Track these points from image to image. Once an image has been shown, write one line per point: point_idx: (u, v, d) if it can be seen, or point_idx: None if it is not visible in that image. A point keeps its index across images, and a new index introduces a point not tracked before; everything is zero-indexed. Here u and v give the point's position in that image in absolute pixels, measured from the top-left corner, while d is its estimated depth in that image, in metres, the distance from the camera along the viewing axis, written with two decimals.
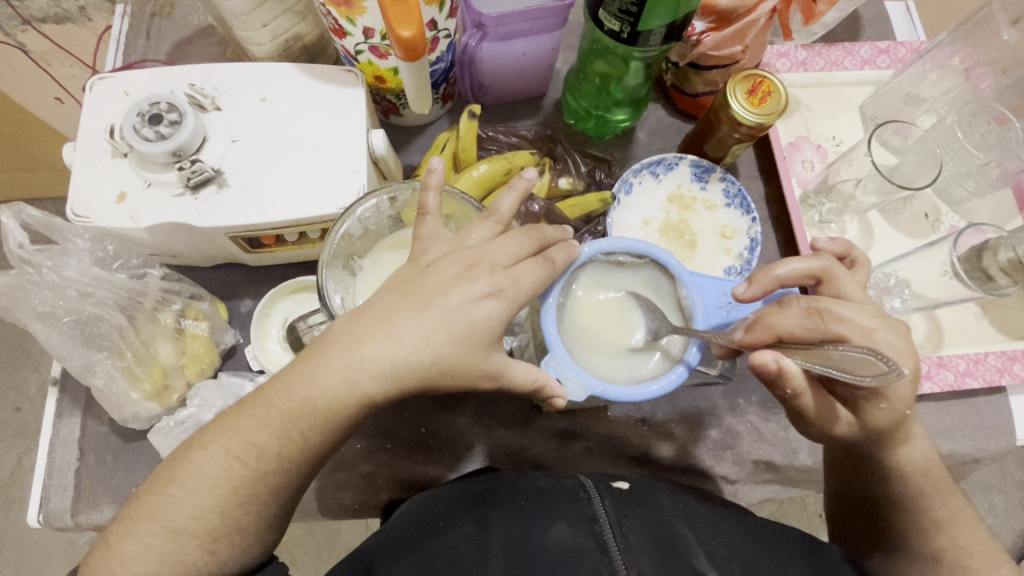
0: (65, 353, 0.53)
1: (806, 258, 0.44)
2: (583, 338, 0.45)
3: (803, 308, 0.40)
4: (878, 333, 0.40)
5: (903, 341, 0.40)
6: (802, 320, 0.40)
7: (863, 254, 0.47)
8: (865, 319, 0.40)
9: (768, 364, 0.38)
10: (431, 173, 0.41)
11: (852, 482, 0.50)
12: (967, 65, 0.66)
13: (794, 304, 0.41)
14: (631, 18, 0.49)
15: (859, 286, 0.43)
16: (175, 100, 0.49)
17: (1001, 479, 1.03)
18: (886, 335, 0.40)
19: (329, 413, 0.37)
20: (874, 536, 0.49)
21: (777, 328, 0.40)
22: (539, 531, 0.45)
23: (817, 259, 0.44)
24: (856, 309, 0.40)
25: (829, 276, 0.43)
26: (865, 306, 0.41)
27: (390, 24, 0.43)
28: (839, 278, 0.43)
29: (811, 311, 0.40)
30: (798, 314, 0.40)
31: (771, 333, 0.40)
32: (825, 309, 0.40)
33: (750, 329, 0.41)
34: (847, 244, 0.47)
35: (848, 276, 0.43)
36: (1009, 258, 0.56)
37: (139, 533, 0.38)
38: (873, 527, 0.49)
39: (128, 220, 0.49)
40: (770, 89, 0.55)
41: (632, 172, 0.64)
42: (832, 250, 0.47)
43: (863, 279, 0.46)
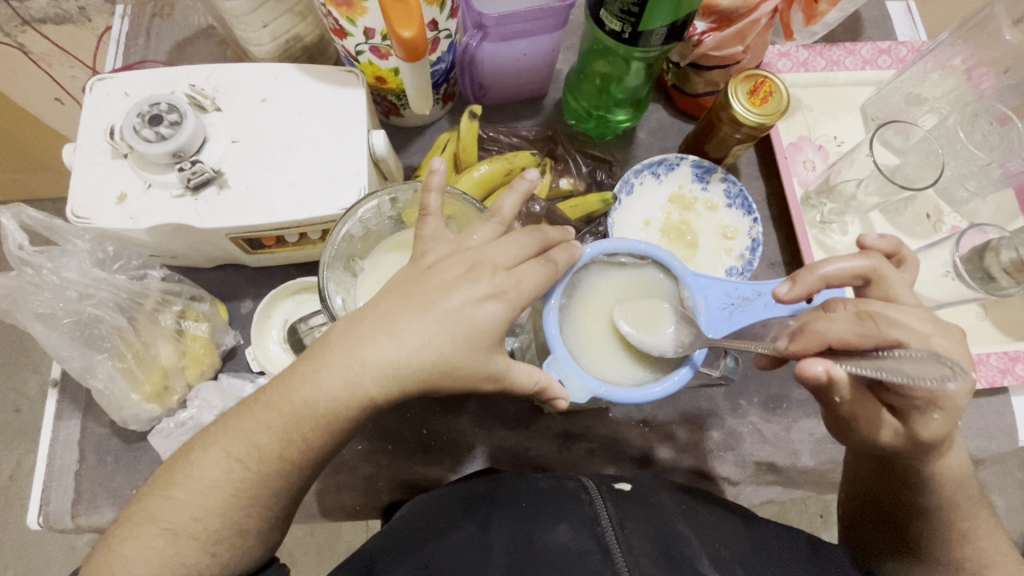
0: (65, 355, 0.53)
1: (855, 258, 0.43)
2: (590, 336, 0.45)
3: (855, 313, 0.39)
4: (934, 338, 0.39)
5: (955, 345, 0.40)
6: (854, 326, 0.39)
7: (912, 255, 0.46)
8: (920, 323, 0.39)
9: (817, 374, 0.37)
10: (432, 175, 0.41)
11: (866, 485, 0.50)
12: (968, 65, 0.66)
13: (843, 308, 0.40)
14: (632, 18, 0.49)
15: (909, 286, 0.42)
16: (175, 100, 0.49)
17: (1003, 479, 1.03)
18: (941, 340, 0.39)
19: (331, 415, 0.37)
20: (886, 541, 0.49)
21: (826, 334, 0.39)
22: (541, 533, 0.45)
23: (867, 258, 0.42)
24: (909, 313, 0.40)
25: (879, 277, 0.42)
26: (917, 309, 0.40)
27: (390, 25, 0.43)
28: (890, 278, 0.42)
29: (862, 315, 0.39)
30: (849, 320, 0.39)
31: (821, 340, 0.39)
32: (878, 313, 0.39)
33: (797, 337, 0.40)
34: (896, 243, 0.46)
35: (898, 276, 0.42)
36: (1010, 258, 0.57)
37: (139, 536, 0.37)
38: (884, 532, 0.49)
39: (128, 221, 0.49)
40: (772, 89, 0.55)
41: (633, 173, 0.64)
42: (880, 248, 0.46)
43: (910, 278, 0.45)
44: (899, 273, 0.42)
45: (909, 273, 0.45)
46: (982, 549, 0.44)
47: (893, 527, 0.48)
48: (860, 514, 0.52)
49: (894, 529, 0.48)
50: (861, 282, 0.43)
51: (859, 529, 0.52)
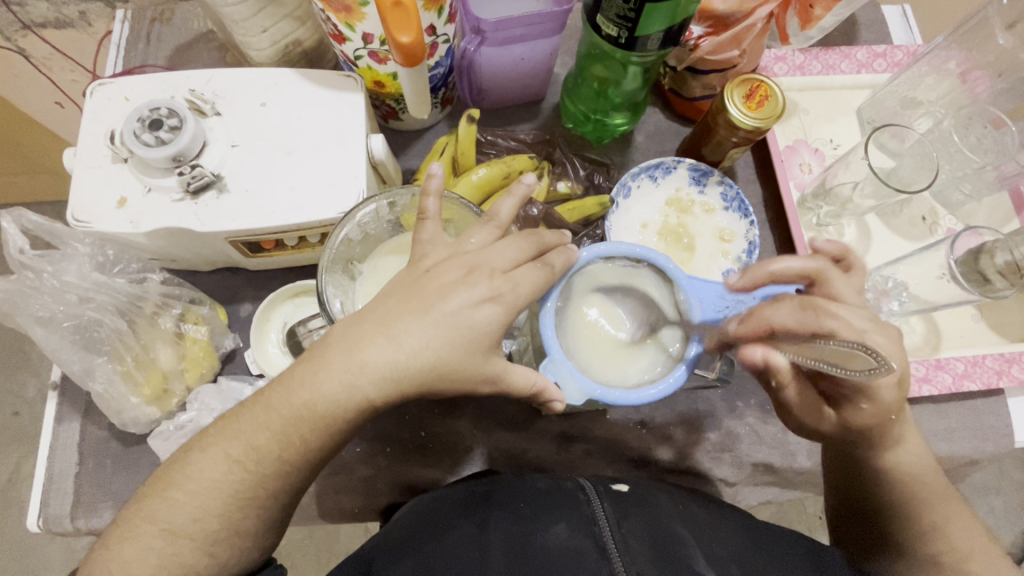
0: (65, 358, 0.54)
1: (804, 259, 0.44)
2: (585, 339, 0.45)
3: (799, 304, 0.42)
4: (867, 336, 0.40)
5: (891, 344, 0.41)
6: (796, 315, 0.41)
7: (860, 259, 0.46)
8: (856, 319, 0.41)
9: (756, 359, 0.43)
10: (431, 179, 0.41)
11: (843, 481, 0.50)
12: (963, 68, 0.67)
13: (788, 299, 0.42)
14: (628, 23, 0.50)
15: (852, 288, 0.43)
16: (175, 105, 0.49)
17: (1000, 480, 1.04)
18: (875, 337, 0.40)
19: (330, 416, 0.37)
20: (871, 540, 0.49)
21: (769, 320, 0.42)
22: (539, 533, 0.45)
23: (812, 260, 0.43)
24: (851, 311, 0.41)
25: (823, 279, 0.43)
26: (859, 309, 0.42)
27: (388, 31, 0.43)
28: (834, 280, 0.43)
29: (805, 305, 0.41)
30: (793, 309, 0.42)
31: (765, 324, 0.42)
32: (820, 307, 0.41)
33: (744, 321, 0.43)
34: (844, 247, 0.46)
35: (843, 280, 0.43)
36: (1006, 261, 0.57)
37: (138, 537, 0.38)
38: (869, 529, 0.49)
39: (128, 225, 0.49)
40: (768, 93, 0.55)
41: (631, 176, 0.64)
42: (830, 251, 0.46)
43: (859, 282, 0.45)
44: (841, 275, 0.43)
45: (858, 278, 0.45)
46: (980, 551, 0.45)
47: (876, 524, 0.48)
48: (843, 514, 0.51)
49: (878, 527, 0.48)
50: (807, 281, 0.44)
51: (845, 529, 0.51)
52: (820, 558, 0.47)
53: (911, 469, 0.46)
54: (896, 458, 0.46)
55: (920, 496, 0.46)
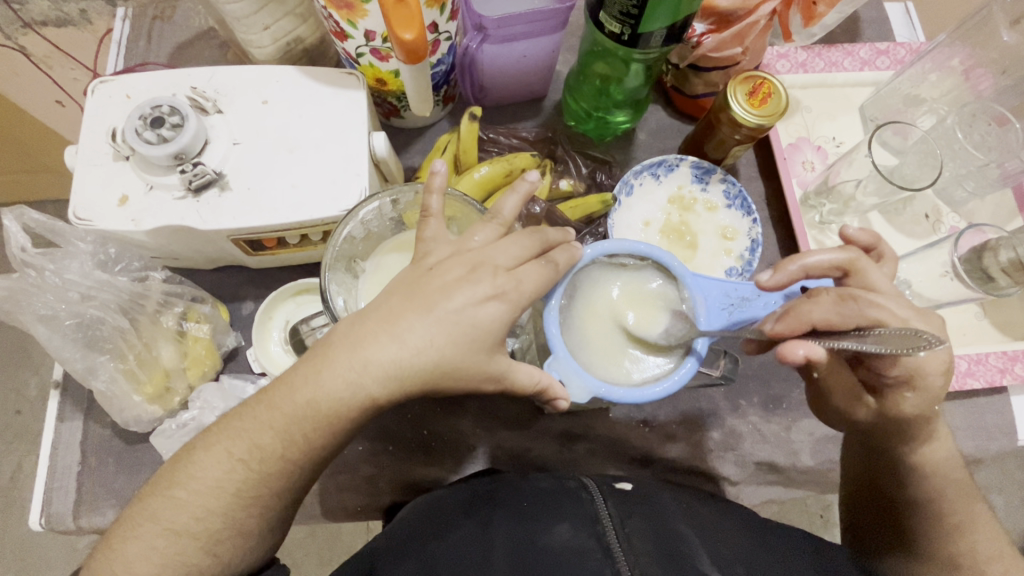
0: (67, 356, 0.53)
1: (835, 250, 0.43)
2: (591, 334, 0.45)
3: (836, 296, 0.41)
4: (911, 323, 0.40)
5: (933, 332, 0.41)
6: (835, 308, 0.40)
7: (890, 249, 0.46)
8: (900, 308, 0.41)
9: (799, 357, 0.39)
10: (434, 176, 0.41)
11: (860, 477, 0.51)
12: (966, 65, 0.66)
13: (826, 293, 0.41)
14: (631, 20, 0.49)
15: (887, 277, 0.43)
16: (176, 103, 0.49)
17: (1002, 478, 1.03)
18: (920, 324, 0.41)
19: (333, 415, 0.37)
20: (884, 537, 0.49)
21: (810, 317, 0.41)
22: (542, 531, 0.45)
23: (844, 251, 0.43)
24: (891, 297, 0.41)
25: (858, 269, 0.43)
26: (898, 296, 0.42)
27: (390, 28, 0.43)
28: (868, 270, 0.43)
29: (844, 298, 0.41)
30: (832, 302, 0.41)
31: (806, 322, 0.41)
32: (860, 297, 0.40)
33: (780, 320, 0.42)
34: (876, 236, 0.46)
35: (876, 268, 0.43)
36: (1009, 258, 0.57)
37: (140, 536, 0.38)
38: (881, 527, 0.49)
39: (130, 223, 0.49)
40: (771, 90, 0.55)
41: (633, 174, 0.64)
42: (861, 240, 0.46)
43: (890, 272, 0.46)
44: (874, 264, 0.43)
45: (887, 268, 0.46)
46: (982, 547, 0.45)
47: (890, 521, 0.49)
48: (856, 511, 0.52)
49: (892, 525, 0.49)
50: (841, 272, 0.44)
51: (859, 528, 0.51)
52: (824, 557, 0.47)
53: (915, 466, 0.46)
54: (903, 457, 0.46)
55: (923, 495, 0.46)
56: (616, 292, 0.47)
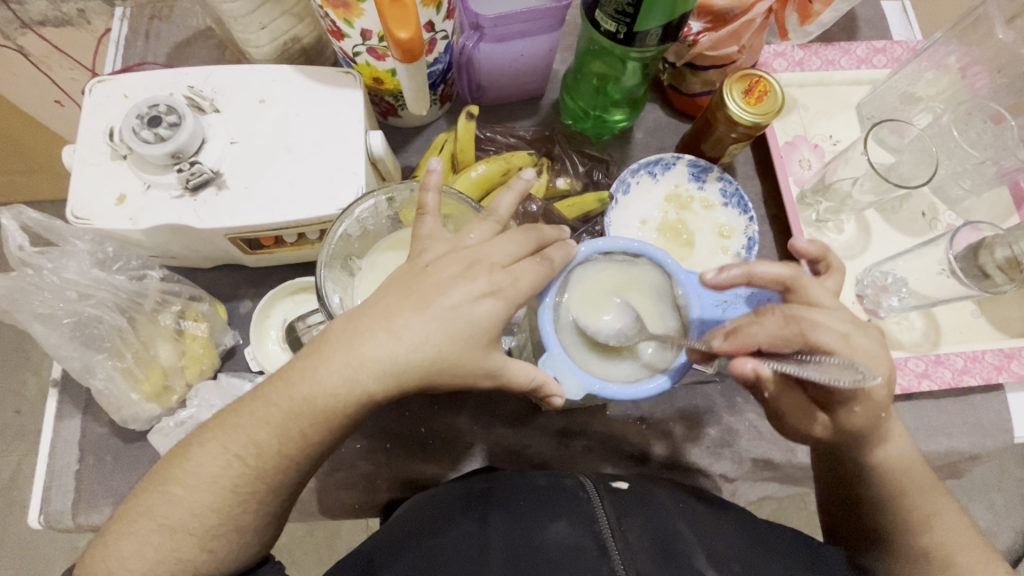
0: (65, 354, 0.54)
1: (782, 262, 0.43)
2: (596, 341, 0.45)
3: (781, 317, 0.40)
4: (853, 338, 0.40)
5: (876, 345, 0.41)
6: (778, 330, 0.40)
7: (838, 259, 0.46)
8: (839, 323, 0.40)
9: (748, 371, 0.40)
10: (430, 174, 0.41)
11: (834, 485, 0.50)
12: (963, 63, 0.67)
13: (772, 313, 0.41)
14: (627, 19, 0.50)
15: (828, 291, 0.42)
16: (174, 102, 0.49)
17: (1000, 478, 1.03)
18: (860, 340, 0.40)
19: (329, 411, 0.37)
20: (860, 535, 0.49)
21: (755, 338, 0.41)
22: (539, 530, 0.45)
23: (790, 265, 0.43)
24: (830, 314, 0.41)
25: (800, 285, 0.42)
26: (838, 311, 0.41)
27: (387, 26, 0.43)
28: (811, 286, 0.42)
29: (788, 318, 0.40)
30: (775, 324, 0.40)
31: (751, 344, 0.41)
32: (803, 317, 0.40)
33: (727, 338, 0.41)
34: (824, 248, 0.46)
35: (818, 282, 0.42)
36: (1005, 256, 0.58)
37: (137, 531, 0.38)
38: (858, 526, 0.49)
39: (128, 222, 0.50)
40: (767, 88, 0.55)
41: (630, 173, 0.64)
42: (811, 252, 0.46)
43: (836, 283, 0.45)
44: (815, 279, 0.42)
45: (834, 280, 0.45)
46: (975, 547, 0.45)
47: (860, 519, 0.49)
48: (836, 507, 0.51)
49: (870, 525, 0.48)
50: (783, 287, 0.43)
51: (838, 530, 0.51)
52: (821, 555, 0.47)
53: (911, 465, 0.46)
54: (874, 453, 0.46)
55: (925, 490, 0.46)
56: (611, 289, 0.47)
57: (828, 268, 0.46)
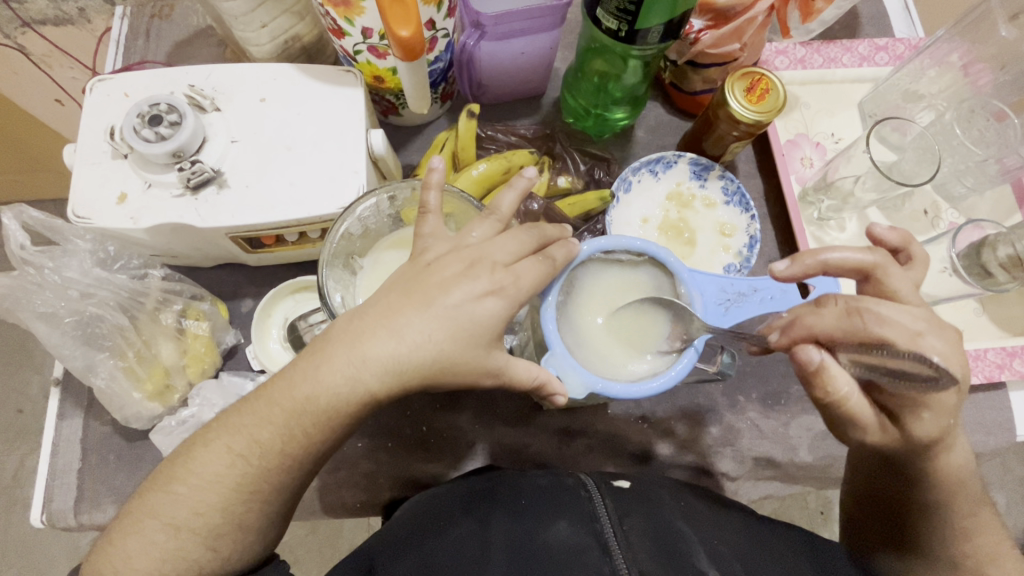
0: (67, 354, 0.54)
1: (860, 250, 0.41)
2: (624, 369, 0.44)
3: (842, 308, 0.39)
4: (926, 338, 0.36)
5: (951, 348, 0.37)
6: (839, 322, 0.38)
7: (921, 250, 0.44)
8: (910, 320, 0.37)
9: (812, 360, 0.38)
10: (432, 172, 0.41)
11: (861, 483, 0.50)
12: (965, 60, 0.66)
13: (831, 304, 0.39)
14: (628, 16, 0.49)
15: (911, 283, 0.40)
16: (175, 101, 0.49)
17: (1003, 476, 1.03)
18: (936, 341, 0.37)
19: (332, 410, 0.37)
20: (884, 537, 0.49)
21: (812, 329, 0.39)
22: (541, 530, 0.45)
23: (873, 253, 0.41)
24: (903, 311, 0.38)
25: (880, 274, 0.41)
26: (918, 309, 0.38)
27: (387, 24, 0.43)
28: (891, 276, 0.40)
29: (850, 310, 0.38)
30: (836, 315, 0.39)
31: (807, 333, 0.40)
32: (868, 310, 0.38)
33: (787, 331, 0.41)
34: (906, 236, 0.44)
35: (902, 274, 0.41)
36: (1008, 254, 0.57)
37: (140, 531, 0.38)
38: (886, 528, 0.49)
39: (129, 221, 0.49)
40: (769, 86, 0.55)
41: (632, 171, 0.64)
42: (889, 240, 0.44)
43: (918, 276, 0.43)
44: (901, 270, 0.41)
45: (918, 270, 0.43)
46: (980, 547, 0.45)
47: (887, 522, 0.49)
48: (862, 510, 0.51)
49: (895, 526, 0.48)
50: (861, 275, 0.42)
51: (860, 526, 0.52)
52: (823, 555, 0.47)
53: None
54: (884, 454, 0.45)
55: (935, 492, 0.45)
56: (614, 290, 0.47)
57: (910, 259, 0.44)
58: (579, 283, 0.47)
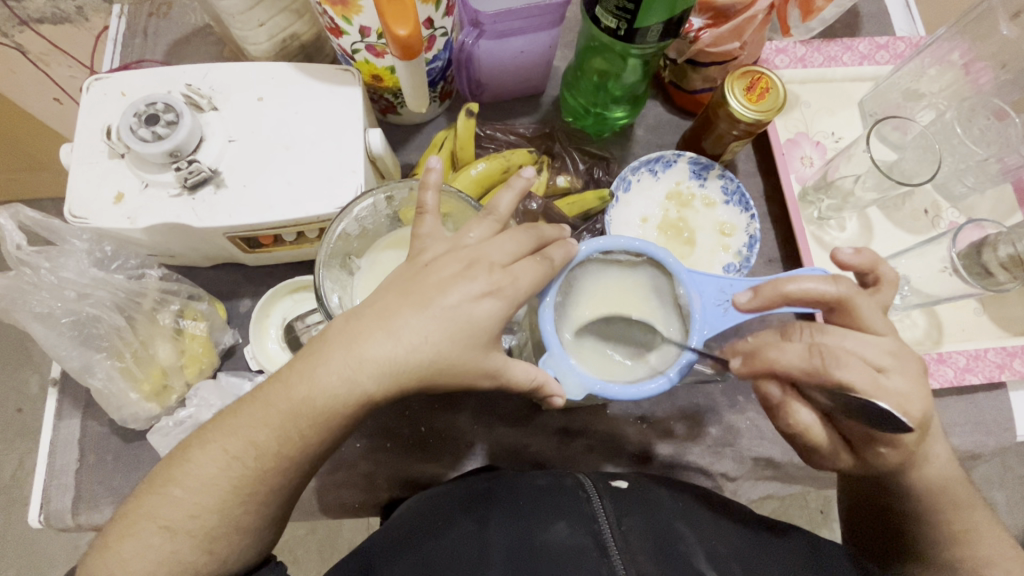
0: (64, 354, 0.53)
1: (829, 281, 0.40)
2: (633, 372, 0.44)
3: (805, 346, 0.40)
4: (886, 376, 0.39)
5: (911, 385, 0.39)
6: (802, 359, 0.40)
7: (890, 271, 0.44)
8: (875, 354, 0.40)
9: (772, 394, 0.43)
10: (430, 172, 0.41)
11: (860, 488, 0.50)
12: (966, 59, 0.66)
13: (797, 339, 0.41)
14: (627, 15, 0.49)
15: (876, 311, 0.41)
16: (171, 100, 0.49)
17: (1002, 475, 1.03)
18: (894, 377, 0.39)
19: (328, 412, 0.37)
20: (883, 542, 0.49)
21: (775, 363, 0.41)
22: (540, 530, 0.45)
23: (836, 285, 0.40)
24: (864, 345, 0.40)
25: (849, 305, 0.40)
26: (877, 340, 0.40)
27: (385, 23, 0.43)
28: (860, 307, 0.41)
29: (813, 349, 0.40)
30: (799, 352, 0.40)
31: (769, 367, 0.41)
32: (828, 349, 0.40)
33: (749, 360, 0.42)
34: (873, 259, 0.44)
35: (868, 303, 0.41)
36: (1009, 254, 0.57)
37: (136, 533, 0.38)
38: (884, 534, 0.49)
39: (126, 221, 0.49)
40: (769, 85, 0.55)
41: (631, 170, 0.64)
42: (855, 264, 0.44)
43: (886, 298, 0.44)
44: (867, 297, 0.41)
45: (886, 293, 0.44)
46: (982, 549, 0.45)
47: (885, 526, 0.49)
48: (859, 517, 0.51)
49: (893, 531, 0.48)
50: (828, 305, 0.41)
51: (857, 530, 0.51)
52: (823, 555, 0.47)
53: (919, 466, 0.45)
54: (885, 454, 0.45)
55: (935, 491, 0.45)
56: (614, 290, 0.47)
57: (877, 279, 0.45)
58: (577, 284, 0.47)
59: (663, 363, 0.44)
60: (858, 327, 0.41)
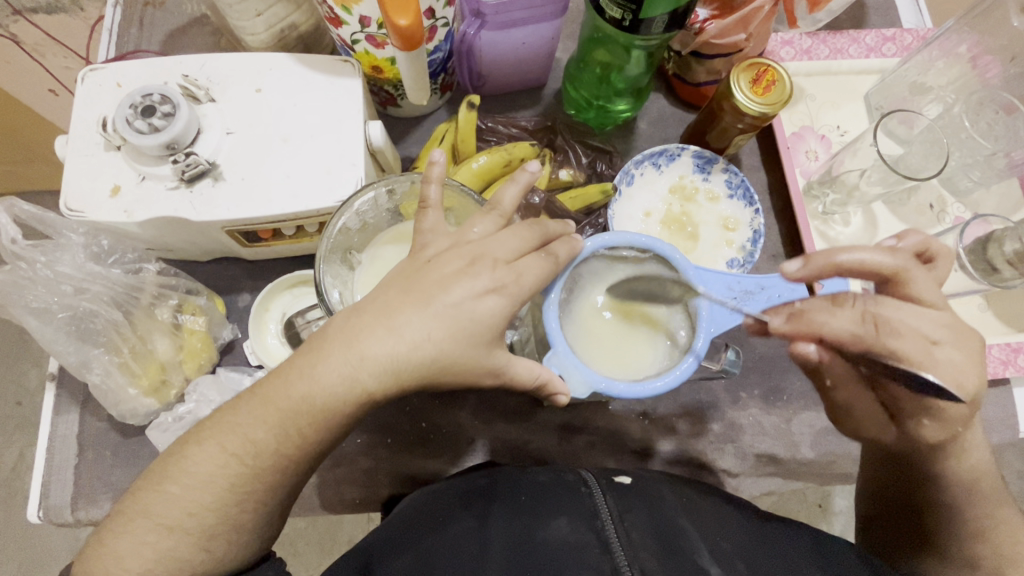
0: (61, 350, 0.53)
1: (888, 253, 0.40)
2: (652, 366, 0.44)
3: (860, 314, 0.39)
4: (938, 348, 0.38)
5: (965, 357, 0.39)
6: (853, 325, 0.39)
7: (942, 246, 0.42)
8: (929, 328, 0.38)
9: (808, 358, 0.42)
10: (432, 166, 0.40)
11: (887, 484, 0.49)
12: (973, 52, 0.65)
13: (850, 305, 0.40)
14: (632, 5, 0.48)
15: (935, 288, 0.39)
16: (168, 91, 0.48)
17: (1002, 470, 1.02)
18: (947, 350, 0.38)
19: (328, 410, 0.36)
20: (904, 533, 0.48)
21: (822, 326, 0.40)
22: (540, 526, 0.45)
23: (894, 256, 0.39)
24: (921, 317, 0.39)
25: (904, 278, 0.39)
26: (935, 314, 0.39)
27: (386, 14, 0.42)
28: (915, 281, 0.39)
29: (867, 316, 0.39)
30: (852, 318, 0.39)
31: (814, 330, 0.40)
32: (883, 318, 0.38)
33: (790, 320, 0.41)
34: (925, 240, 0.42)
35: (925, 278, 0.39)
36: (1014, 249, 0.57)
37: (131, 530, 0.37)
38: (901, 531, 0.49)
39: (123, 214, 0.49)
40: (775, 77, 0.54)
41: (633, 164, 0.63)
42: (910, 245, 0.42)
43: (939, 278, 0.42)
44: (924, 272, 0.39)
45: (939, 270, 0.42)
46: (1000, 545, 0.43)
47: (911, 522, 0.48)
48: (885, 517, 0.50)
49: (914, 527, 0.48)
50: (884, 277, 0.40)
51: (873, 521, 0.51)
52: (826, 550, 0.46)
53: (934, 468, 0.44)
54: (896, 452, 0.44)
55: (939, 487, 0.44)
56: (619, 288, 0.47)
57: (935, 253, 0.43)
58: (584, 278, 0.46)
59: (684, 349, 0.44)
60: (910, 302, 0.39)
